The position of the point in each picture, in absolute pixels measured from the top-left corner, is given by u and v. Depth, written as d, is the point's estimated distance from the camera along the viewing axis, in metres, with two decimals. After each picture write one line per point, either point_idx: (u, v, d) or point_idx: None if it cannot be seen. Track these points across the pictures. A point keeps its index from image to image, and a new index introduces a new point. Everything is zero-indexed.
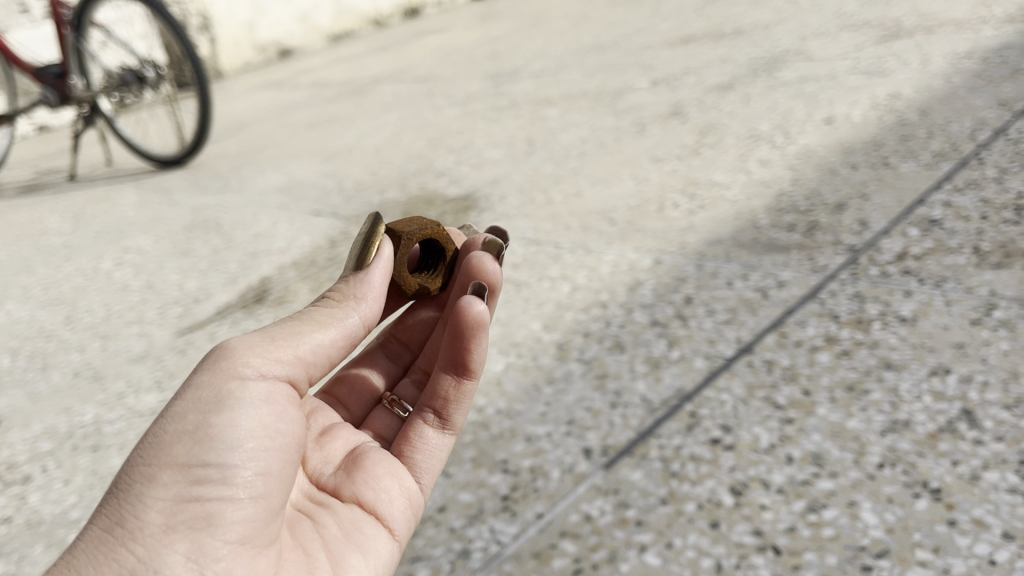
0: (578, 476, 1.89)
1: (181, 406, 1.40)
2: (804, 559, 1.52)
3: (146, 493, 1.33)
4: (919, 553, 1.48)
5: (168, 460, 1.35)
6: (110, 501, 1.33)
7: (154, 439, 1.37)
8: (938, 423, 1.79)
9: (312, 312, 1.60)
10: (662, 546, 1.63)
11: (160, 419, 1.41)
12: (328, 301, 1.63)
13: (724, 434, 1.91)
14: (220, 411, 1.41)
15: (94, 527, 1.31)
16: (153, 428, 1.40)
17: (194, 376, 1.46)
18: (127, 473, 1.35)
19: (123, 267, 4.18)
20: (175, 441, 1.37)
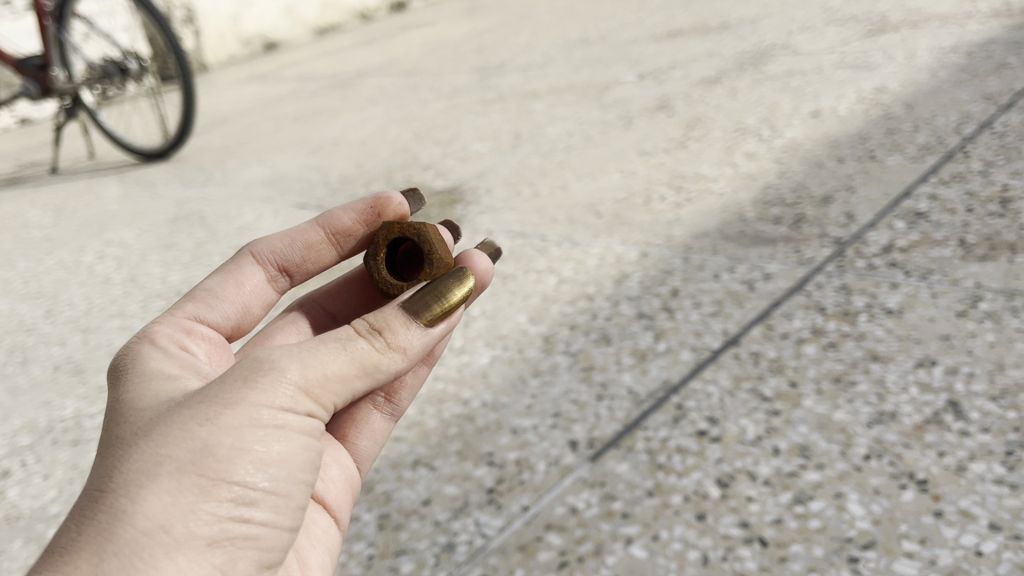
0: (564, 469, 1.87)
1: (238, 414, 1.20)
2: (791, 551, 1.51)
3: (186, 506, 1.16)
4: (906, 545, 1.47)
5: (214, 474, 1.19)
6: (144, 503, 1.13)
7: (203, 442, 1.18)
8: (924, 415, 1.78)
9: (376, 349, 1.30)
10: (649, 539, 1.62)
11: (207, 414, 1.19)
12: (388, 338, 1.32)
13: (710, 426, 1.90)
14: (274, 433, 1.24)
15: (122, 526, 1.11)
16: (197, 425, 1.19)
17: (250, 373, 1.22)
18: (166, 475, 1.15)
19: (106, 261, 4.13)
20: (226, 455, 1.20)
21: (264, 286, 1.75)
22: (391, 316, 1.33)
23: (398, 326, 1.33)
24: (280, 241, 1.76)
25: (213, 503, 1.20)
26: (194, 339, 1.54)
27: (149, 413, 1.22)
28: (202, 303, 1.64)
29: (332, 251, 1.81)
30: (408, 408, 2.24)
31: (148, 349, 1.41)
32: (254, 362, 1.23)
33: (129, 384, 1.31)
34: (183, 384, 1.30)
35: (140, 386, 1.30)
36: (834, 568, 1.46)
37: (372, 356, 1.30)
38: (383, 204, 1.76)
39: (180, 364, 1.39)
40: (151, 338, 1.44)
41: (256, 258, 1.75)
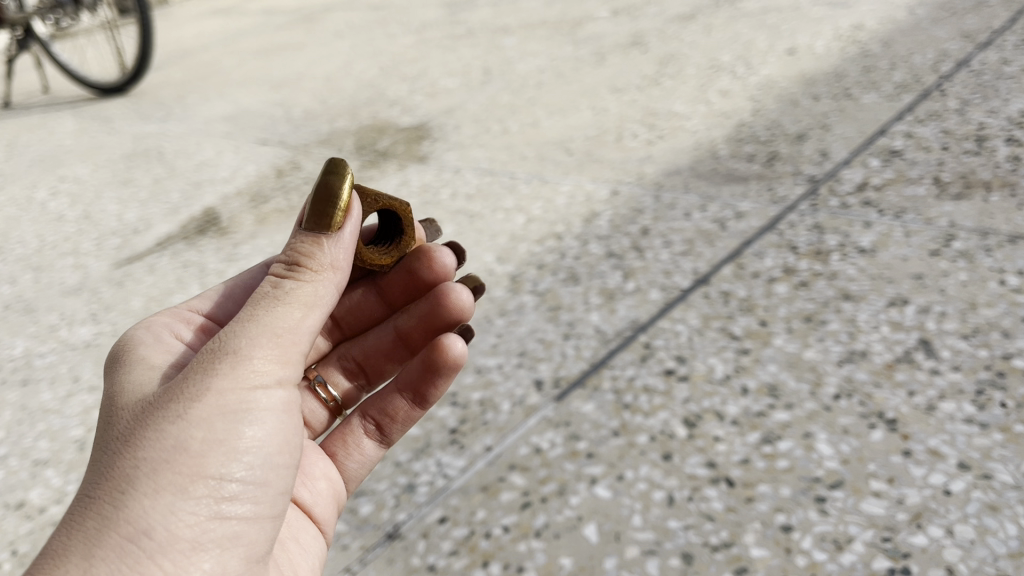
0: (528, 408, 1.83)
1: (209, 404, 1.15)
2: (757, 491, 1.47)
3: (171, 506, 1.10)
4: (873, 484, 1.42)
5: (195, 470, 1.13)
6: (126, 509, 1.07)
7: (177, 437, 1.12)
8: (895, 353, 1.74)
9: (309, 284, 1.24)
10: (613, 479, 1.57)
11: (175, 409, 1.14)
12: (314, 266, 1.25)
13: (678, 365, 1.86)
14: (247, 418, 1.19)
15: (105, 537, 1.05)
16: (169, 420, 1.13)
17: (210, 358, 1.17)
18: (146, 476, 1.09)
19: (59, 197, 3.99)
20: (204, 449, 1.14)
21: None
22: (297, 242, 1.26)
23: (318, 253, 1.25)
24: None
25: (200, 500, 1.14)
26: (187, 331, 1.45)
27: (124, 420, 1.17)
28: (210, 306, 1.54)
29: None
30: None
31: (139, 343, 1.36)
32: (211, 349, 1.18)
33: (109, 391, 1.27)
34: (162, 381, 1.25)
35: (117, 392, 1.25)
36: (801, 508, 1.41)
37: (307, 294, 1.24)
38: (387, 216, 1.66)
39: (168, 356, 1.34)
40: (146, 333, 1.39)
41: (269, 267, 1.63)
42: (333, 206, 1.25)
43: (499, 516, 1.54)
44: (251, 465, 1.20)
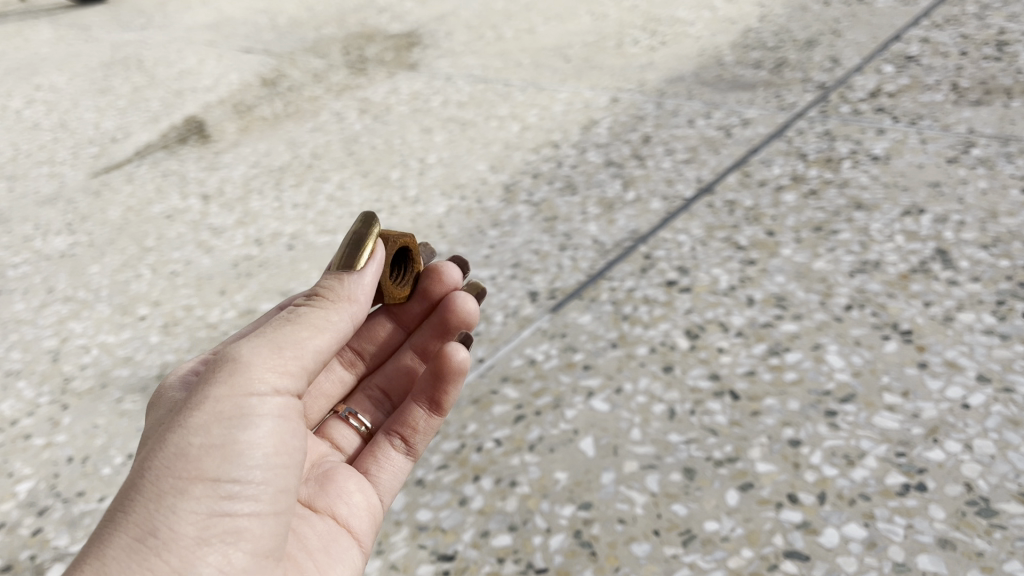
0: (522, 320, 1.74)
1: (212, 408, 0.93)
2: (763, 404, 1.39)
3: (167, 530, 0.88)
4: (887, 398, 1.35)
5: (196, 484, 0.91)
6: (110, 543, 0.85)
7: (173, 448, 0.90)
8: (911, 264, 1.65)
9: (328, 310, 1.02)
10: (611, 392, 1.49)
11: (174, 421, 0.93)
12: (333, 295, 1.02)
13: (680, 276, 1.77)
14: (255, 420, 0.95)
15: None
16: (166, 433, 0.92)
17: (217, 367, 0.95)
18: (135, 500, 0.88)
19: (34, 106, 3.82)
20: (205, 458, 0.91)
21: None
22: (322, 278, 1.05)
23: (340, 280, 1.03)
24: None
25: (202, 519, 0.91)
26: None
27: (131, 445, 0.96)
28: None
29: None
30: None
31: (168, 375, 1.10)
32: (217, 359, 0.96)
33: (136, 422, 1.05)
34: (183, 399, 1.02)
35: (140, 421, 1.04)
36: (810, 422, 1.33)
37: (323, 317, 1.01)
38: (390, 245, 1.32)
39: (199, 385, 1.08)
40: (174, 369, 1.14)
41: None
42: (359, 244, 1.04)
43: (491, 430, 1.47)
44: (265, 474, 0.96)
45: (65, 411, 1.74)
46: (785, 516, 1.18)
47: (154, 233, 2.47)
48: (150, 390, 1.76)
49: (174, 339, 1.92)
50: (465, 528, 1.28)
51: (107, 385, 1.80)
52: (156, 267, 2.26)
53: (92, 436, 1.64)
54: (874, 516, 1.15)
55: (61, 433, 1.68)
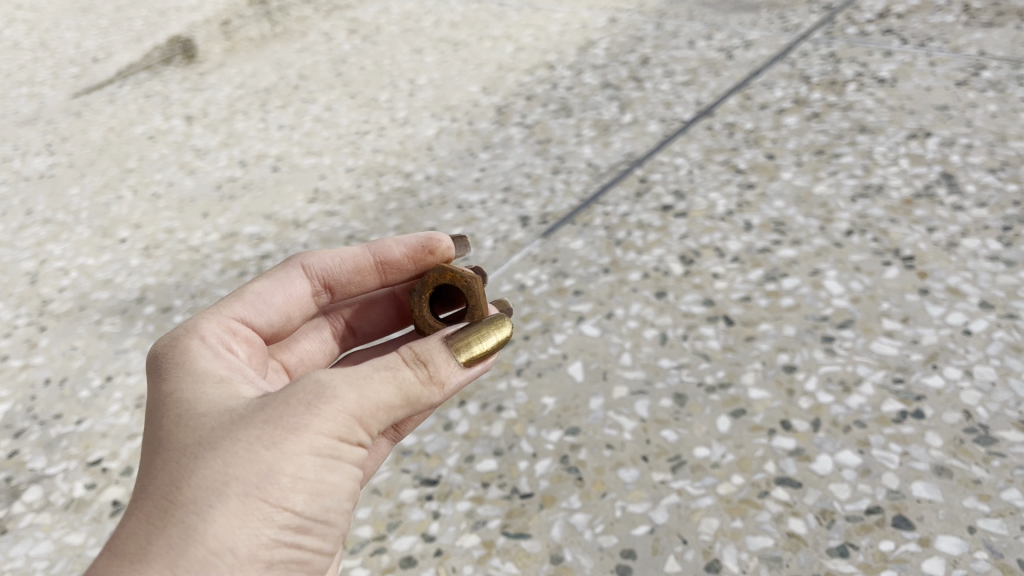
0: (512, 245, 1.69)
1: (310, 442, 0.83)
2: (758, 330, 1.35)
3: (234, 571, 0.80)
4: (886, 324, 1.30)
5: (272, 522, 0.82)
6: (183, 574, 0.76)
7: (262, 474, 0.81)
8: (915, 189, 1.59)
9: (431, 379, 0.90)
10: (601, 317, 1.45)
11: (266, 439, 0.81)
12: (437, 369, 0.90)
13: (676, 201, 1.71)
14: (342, 465, 0.87)
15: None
16: (256, 452, 0.81)
17: (318, 392, 0.84)
18: (214, 526, 0.78)
19: (14, 24, 3.69)
20: (288, 494, 0.83)
21: (307, 304, 1.14)
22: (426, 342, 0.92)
23: (449, 357, 0.91)
24: (341, 263, 1.14)
25: (269, 560, 0.83)
26: (235, 341, 1.01)
27: (192, 432, 0.83)
28: (250, 316, 1.06)
29: (377, 282, 1.17)
30: (345, 182, 2.03)
31: (200, 347, 0.94)
32: (319, 382, 0.84)
33: (163, 382, 0.90)
34: (241, 391, 0.89)
35: (173, 385, 0.89)
36: (806, 347, 1.29)
37: (425, 389, 0.90)
38: (442, 245, 1.14)
39: (236, 367, 0.94)
40: (196, 331, 0.97)
41: (308, 273, 1.14)
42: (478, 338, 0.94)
43: None
44: (329, 515, 0.88)
45: (43, 333, 1.69)
46: (778, 443, 1.15)
47: (136, 154, 2.40)
48: (130, 313, 1.71)
49: (154, 262, 1.87)
50: (449, 453, 1.25)
51: (86, 307, 1.75)
52: (137, 189, 2.20)
53: (70, 358, 1.60)
54: (870, 443, 1.12)
55: (38, 355, 1.63)
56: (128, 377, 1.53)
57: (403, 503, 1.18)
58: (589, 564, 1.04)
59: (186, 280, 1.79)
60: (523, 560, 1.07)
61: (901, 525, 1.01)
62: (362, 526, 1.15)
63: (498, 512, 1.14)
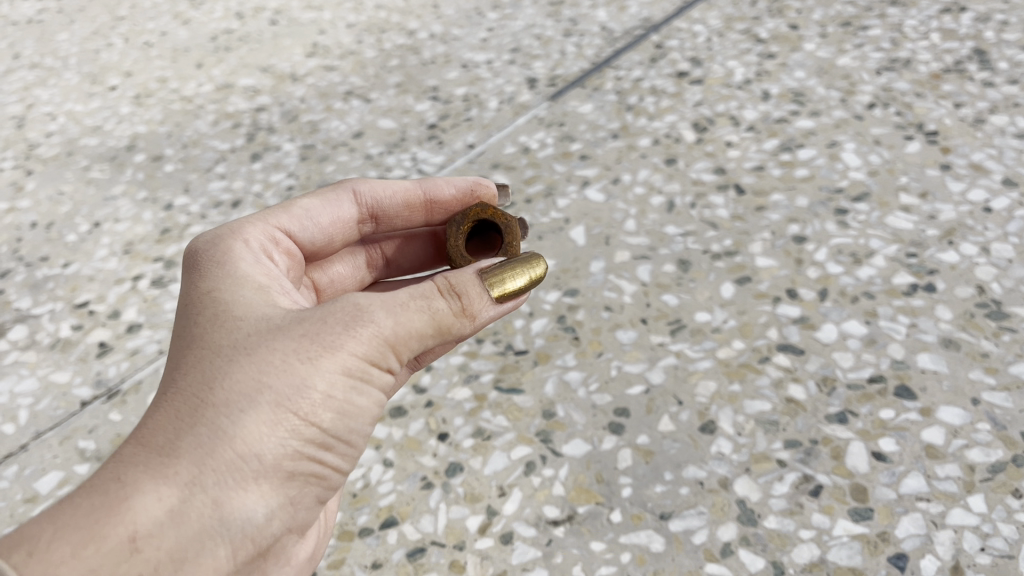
0: (518, 107, 1.61)
1: (346, 361, 0.73)
2: (770, 200, 1.30)
3: (256, 482, 0.69)
4: (903, 198, 1.25)
5: (299, 437, 0.72)
6: (207, 475, 0.66)
7: (296, 387, 0.71)
8: (944, 64, 1.51)
9: (465, 312, 0.80)
10: (607, 183, 1.39)
11: (301, 350, 0.72)
12: (471, 302, 0.80)
13: (692, 68, 1.63)
14: (371, 391, 0.77)
15: (168, 510, 0.64)
16: (291, 363, 0.71)
17: (357, 313, 0.74)
18: (242, 432, 0.68)
19: None
20: (318, 412, 0.73)
21: (350, 231, 1.02)
22: (454, 275, 0.81)
23: (483, 291, 0.81)
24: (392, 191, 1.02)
25: (288, 485, 0.73)
26: (277, 253, 0.90)
27: (226, 333, 0.73)
28: (293, 231, 0.94)
29: (423, 220, 1.06)
30: (345, 38, 1.94)
31: (238, 249, 0.83)
32: (358, 303, 0.75)
33: (199, 278, 0.79)
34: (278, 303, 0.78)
35: (211, 281, 0.78)
36: (818, 219, 1.24)
37: (460, 320, 0.80)
38: (490, 191, 1.05)
39: (276, 277, 0.83)
40: (238, 232, 0.86)
41: (358, 198, 1.01)
42: (510, 277, 0.82)
43: None
44: (351, 443, 0.78)
45: (30, 177, 1.64)
46: (783, 311, 1.11)
47: (128, 2, 2.28)
48: (119, 160, 1.65)
49: (145, 111, 1.80)
50: None
51: (74, 153, 1.69)
52: (128, 37, 2.10)
53: (57, 203, 1.55)
54: (877, 315, 1.08)
55: (25, 198, 1.58)
56: (117, 223, 1.48)
57: None
58: (581, 421, 1.02)
59: (178, 131, 1.72)
60: (515, 414, 1.05)
61: (903, 395, 0.98)
62: None
63: (491, 368, 1.11)
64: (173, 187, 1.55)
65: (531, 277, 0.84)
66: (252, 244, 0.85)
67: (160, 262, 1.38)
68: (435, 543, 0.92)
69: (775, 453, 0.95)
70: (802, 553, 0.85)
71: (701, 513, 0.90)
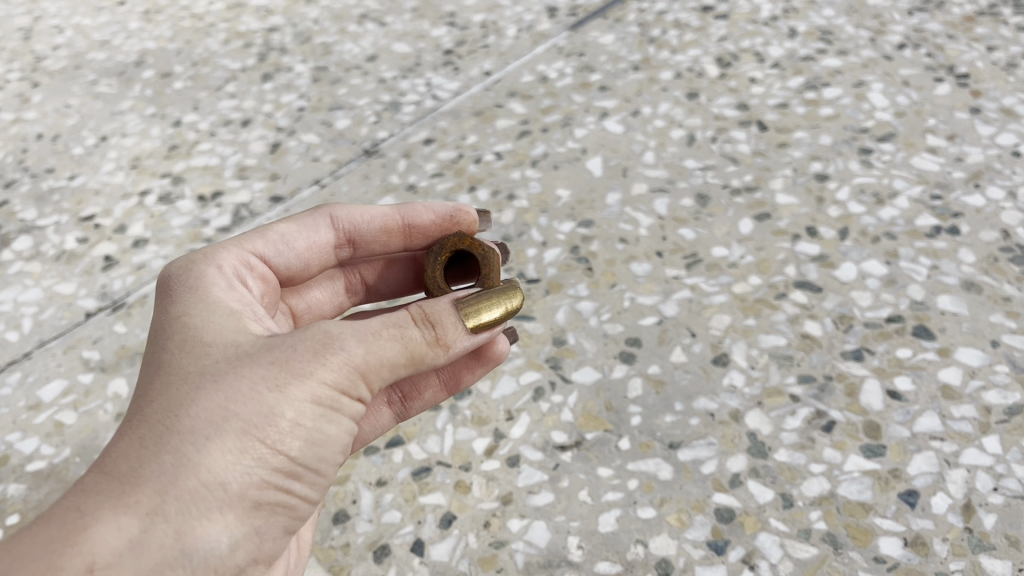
0: (537, 36, 1.56)
1: (316, 389, 0.68)
2: (793, 138, 1.26)
3: (225, 513, 0.65)
4: (930, 140, 1.22)
5: (268, 466, 0.67)
6: (170, 504, 0.61)
7: (263, 414, 0.66)
8: (978, 7, 1.46)
9: (438, 342, 0.74)
10: (626, 115, 1.35)
11: (270, 377, 0.67)
12: (444, 331, 0.74)
13: (718, 3, 1.58)
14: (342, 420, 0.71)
15: (129, 541, 0.59)
16: (258, 390, 0.66)
17: (326, 342, 0.69)
18: (207, 460, 0.64)
19: None
20: (287, 441, 0.68)
21: (326, 256, 0.96)
22: (425, 305, 0.75)
23: (458, 320, 0.75)
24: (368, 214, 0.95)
25: (257, 516, 0.68)
26: (252, 279, 0.85)
27: (195, 360, 0.68)
28: (267, 256, 0.89)
29: (402, 246, 0.99)
30: None
31: (210, 272, 0.79)
32: (328, 331, 0.70)
33: (169, 302, 0.75)
34: (250, 329, 0.73)
35: (181, 307, 0.74)
36: (841, 158, 1.21)
37: (435, 350, 0.74)
38: (470, 218, 0.98)
39: (251, 305, 0.79)
40: (211, 257, 0.81)
41: (335, 224, 0.94)
42: (482, 306, 0.76)
43: (492, 143, 1.33)
44: (322, 473, 0.73)
45: (36, 89, 1.61)
46: (802, 248, 1.09)
47: None
48: (127, 76, 1.61)
49: (155, 27, 1.75)
50: None
51: (81, 67, 1.65)
52: None
53: (63, 116, 1.52)
54: (898, 255, 1.06)
55: (31, 110, 1.55)
56: (124, 138, 1.46)
57: None
58: (592, 349, 1.01)
59: (188, 48, 1.68)
60: (524, 340, 1.03)
61: (921, 335, 0.97)
62: None
63: None
64: (182, 104, 1.52)
65: (507, 310, 0.78)
66: (225, 270, 0.80)
67: (167, 179, 1.36)
68: (440, 463, 0.91)
69: (788, 387, 0.93)
70: (812, 486, 0.84)
71: (711, 444, 0.89)
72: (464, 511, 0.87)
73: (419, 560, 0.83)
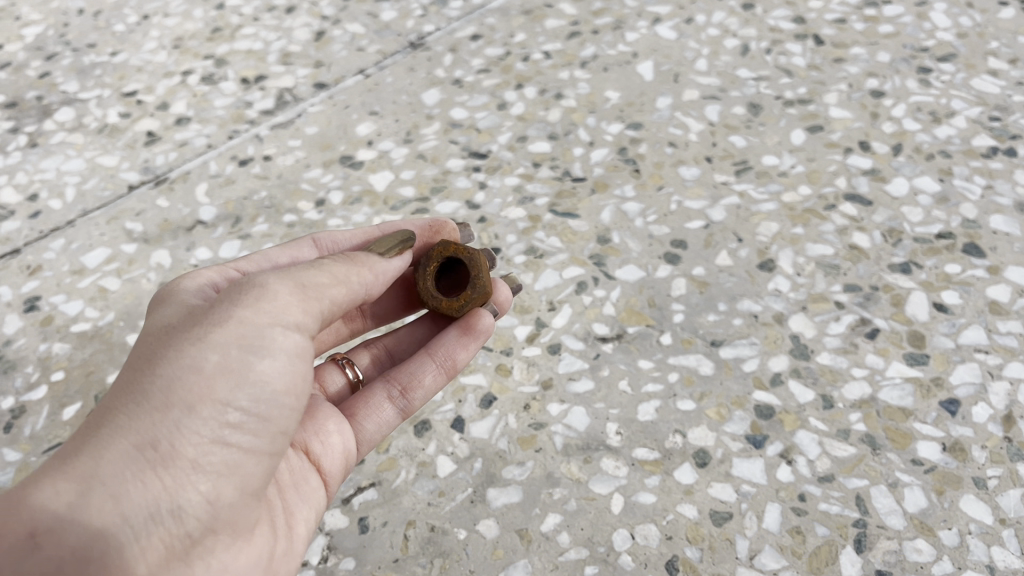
0: None
1: (238, 329, 0.67)
2: (850, 54, 1.24)
3: (162, 472, 0.62)
4: (991, 63, 1.19)
5: (201, 418, 0.64)
6: (102, 469, 0.60)
7: (186, 364, 0.65)
8: None
9: (354, 263, 0.76)
10: (680, 22, 1.32)
11: (191, 334, 0.67)
12: (360, 255, 0.77)
13: None
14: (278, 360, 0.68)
15: (65, 505, 0.58)
16: (180, 346, 0.66)
17: (243, 289, 0.69)
18: (136, 421, 0.63)
19: None
20: (218, 385, 0.65)
21: None
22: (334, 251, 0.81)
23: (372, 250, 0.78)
24: (350, 238, 0.91)
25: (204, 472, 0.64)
26: None
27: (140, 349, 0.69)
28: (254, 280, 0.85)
29: None
30: None
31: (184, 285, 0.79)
32: (245, 282, 0.70)
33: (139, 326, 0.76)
34: None
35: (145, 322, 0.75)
36: (899, 76, 1.19)
37: (346, 268, 0.75)
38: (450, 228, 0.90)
39: None
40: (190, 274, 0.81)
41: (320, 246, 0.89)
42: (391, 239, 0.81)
43: (541, 43, 1.31)
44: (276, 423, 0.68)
45: None
46: (853, 162, 1.08)
47: None
48: None
49: None
50: (501, 131, 1.17)
51: None
52: None
53: None
54: (952, 174, 1.05)
55: None
56: (166, 18, 1.43)
57: (449, 171, 1.13)
58: (636, 248, 1.00)
59: None
60: (568, 236, 1.02)
61: (971, 252, 0.96)
62: (405, 187, 1.11)
63: (547, 191, 1.08)
64: None
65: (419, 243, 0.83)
66: (204, 287, 0.78)
67: (210, 60, 1.34)
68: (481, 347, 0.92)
69: (834, 295, 0.93)
70: (853, 390, 0.85)
71: (754, 344, 0.89)
72: (505, 393, 0.87)
73: (459, 436, 0.84)
